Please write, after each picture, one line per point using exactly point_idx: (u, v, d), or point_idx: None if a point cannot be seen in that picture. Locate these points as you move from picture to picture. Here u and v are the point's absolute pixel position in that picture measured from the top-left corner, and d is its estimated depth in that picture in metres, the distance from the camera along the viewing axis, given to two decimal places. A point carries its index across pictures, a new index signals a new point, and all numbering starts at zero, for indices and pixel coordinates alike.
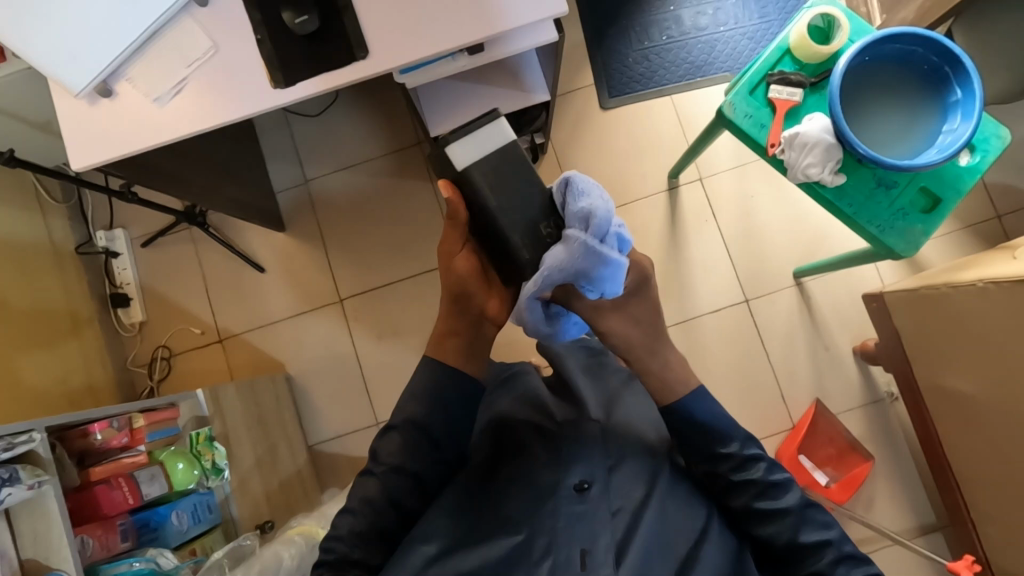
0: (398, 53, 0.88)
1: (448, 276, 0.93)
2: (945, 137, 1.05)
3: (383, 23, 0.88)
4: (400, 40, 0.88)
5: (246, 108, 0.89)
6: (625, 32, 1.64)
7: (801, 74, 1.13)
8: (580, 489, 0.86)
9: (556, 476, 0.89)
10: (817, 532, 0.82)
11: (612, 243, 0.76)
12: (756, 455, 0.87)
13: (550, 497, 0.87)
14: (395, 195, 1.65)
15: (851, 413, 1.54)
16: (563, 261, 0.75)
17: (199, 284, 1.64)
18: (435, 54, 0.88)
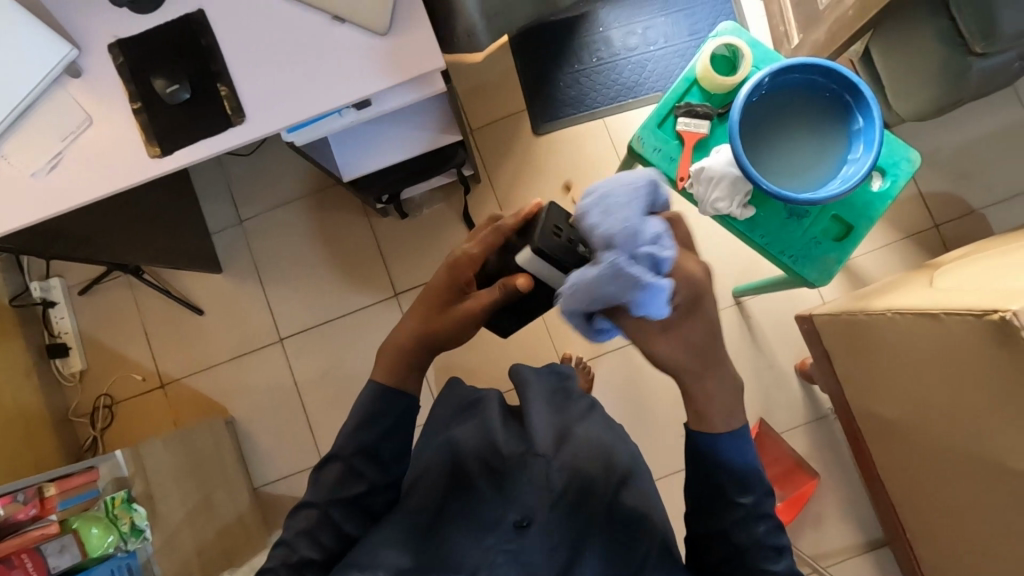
0: (276, 117, 0.87)
1: (454, 321, 0.86)
2: (850, 167, 1.03)
3: (259, 87, 0.87)
4: (278, 104, 0.87)
5: (127, 177, 0.87)
6: (555, 56, 1.62)
7: (708, 106, 1.11)
8: (519, 527, 0.87)
9: (498, 511, 0.90)
10: None
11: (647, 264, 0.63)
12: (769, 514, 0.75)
13: (491, 531, 0.88)
14: (330, 231, 1.64)
15: (797, 431, 1.53)
16: (588, 283, 0.65)
17: (139, 329, 1.64)
18: (313, 116, 0.87)
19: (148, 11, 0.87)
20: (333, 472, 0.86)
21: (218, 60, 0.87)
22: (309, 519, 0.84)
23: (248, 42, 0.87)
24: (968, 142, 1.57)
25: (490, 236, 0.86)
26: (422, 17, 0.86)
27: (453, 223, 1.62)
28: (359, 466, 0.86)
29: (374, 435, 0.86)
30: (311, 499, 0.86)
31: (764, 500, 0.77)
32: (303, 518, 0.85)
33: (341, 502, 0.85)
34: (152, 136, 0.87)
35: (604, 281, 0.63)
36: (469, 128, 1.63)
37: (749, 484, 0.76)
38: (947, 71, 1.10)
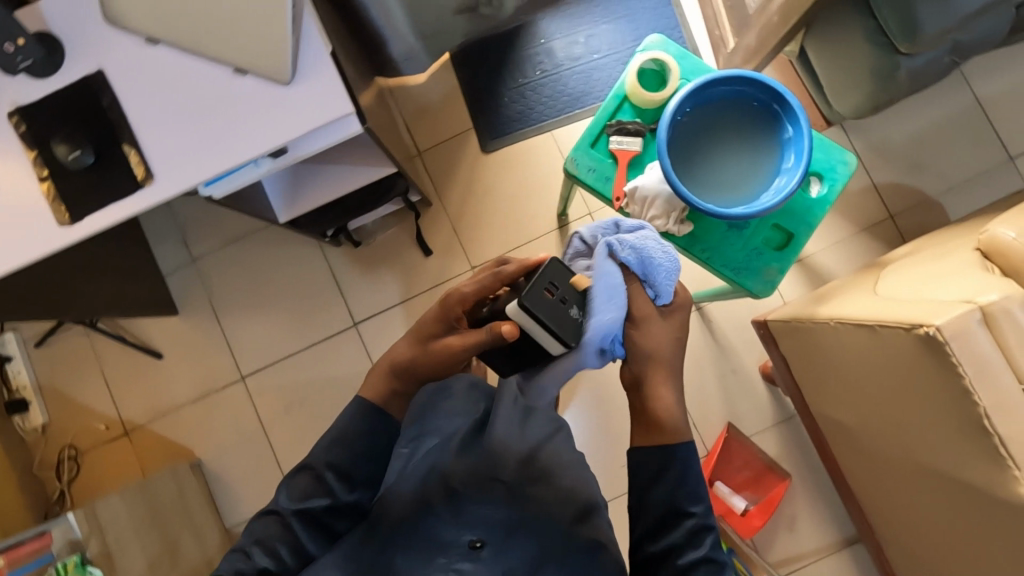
0: (185, 176, 0.85)
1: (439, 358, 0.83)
2: (782, 176, 1.01)
3: (165, 146, 0.85)
4: (185, 161, 0.85)
5: (38, 247, 0.85)
6: (498, 71, 1.60)
7: (640, 123, 1.10)
8: (472, 548, 0.87)
9: (453, 531, 0.89)
10: None
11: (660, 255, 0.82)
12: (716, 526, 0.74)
13: (444, 550, 0.87)
14: (284, 265, 1.62)
15: (766, 433, 1.52)
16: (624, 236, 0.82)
17: (99, 378, 1.62)
18: (221, 172, 0.85)
19: (50, 74, 0.86)
20: (306, 483, 0.83)
21: (122, 122, 0.85)
22: (270, 532, 0.81)
23: (152, 100, 0.85)
24: (917, 130, 1.56)
25: (488, 279, 0.81)
26: (327, 63, 0.85)
27: (408, 248, 1.60)
28: (328, 483, 0.82)
29: (348, 453, 0.83)
30: (275, 506, 0.83)
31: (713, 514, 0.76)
32: (264, 527, 0.82)
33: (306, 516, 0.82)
34: (59, 203, 0.85)
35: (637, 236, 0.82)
36: (417, 150, 1.61)
37: (699, 493, 0.76)
38: (878, 71, 1.09)
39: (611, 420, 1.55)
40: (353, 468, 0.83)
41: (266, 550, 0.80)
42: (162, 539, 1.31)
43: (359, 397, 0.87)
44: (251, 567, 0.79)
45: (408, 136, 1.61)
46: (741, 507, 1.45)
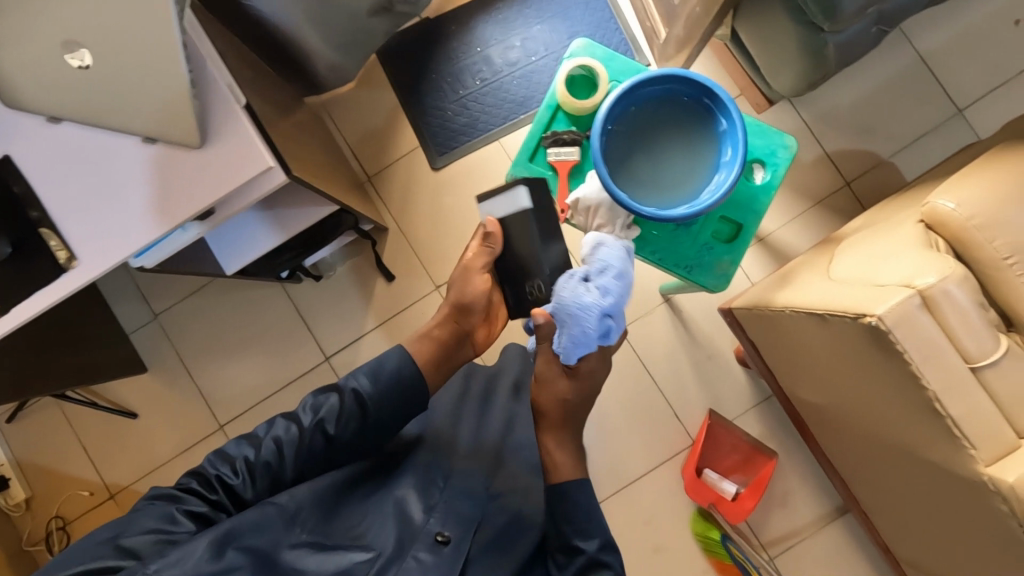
0: (107, 254, 0.83)
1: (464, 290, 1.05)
2: (721, 170, 1.00)
3: (84, 227, 0.83)
4: (105, 237, 0.83)
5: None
6: (437, 87, 1.58)
7: (575, 131, 1.08)
8: (437, 542, 0.89)
9: (421, 518, 0.92)
10: None
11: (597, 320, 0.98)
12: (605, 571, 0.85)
13: (412, 534, 0.90)
14: (247, 308, 1.60)
15: (748, 415, 1.53)
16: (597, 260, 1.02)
17: (77, 445, 1.60)
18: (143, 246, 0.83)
19: None
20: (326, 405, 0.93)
21: (36, 204, 0.83)
22: (283, 431, 0.91)
23: (63, 180, 0.83)
24: (863, 94, 1.55)
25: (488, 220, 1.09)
26: (237, 121, 0.83)
27: (371, 276, 1.59)
28: (346, 407, 0.93)
29: (373, 390, 0.94)
30: (295, 412, 0.93)
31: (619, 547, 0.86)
32: (277, 429, 0.91)
33: (314, 440, 0.91)
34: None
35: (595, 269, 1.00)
36: (366, 175, 1.59)
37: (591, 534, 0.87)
38: (807, 50, 1.07)
39: (594, 423, 1.54)
40: (366, 406, 0.93)
41: (271, 450, 0.90)
42: None
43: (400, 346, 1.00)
44: (257, 459, 0.89)
45: (356, 163, 1.59)
46: (732, 490, 1.45)
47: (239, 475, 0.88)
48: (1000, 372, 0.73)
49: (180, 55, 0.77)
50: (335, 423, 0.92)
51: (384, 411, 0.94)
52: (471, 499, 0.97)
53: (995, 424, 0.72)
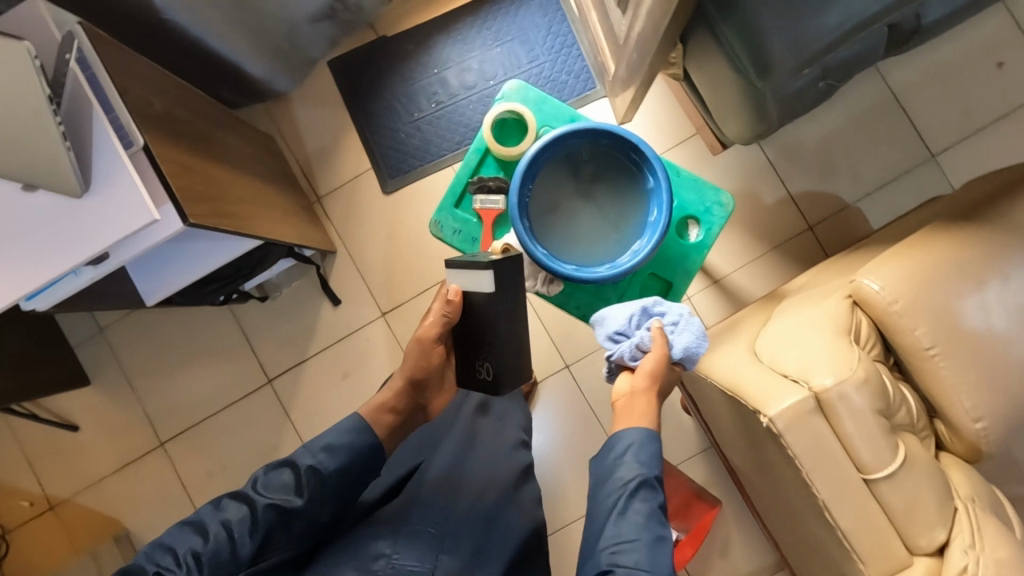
0: None
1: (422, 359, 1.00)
2: (646, 232, 0.95)
3: None
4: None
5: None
6: (392, 108, 1.54)
7: (501, 178, 1.04)
8: None
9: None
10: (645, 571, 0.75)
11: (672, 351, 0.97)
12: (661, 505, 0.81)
13: None
14: (192, 325, 1.58)
15: (693, 461, 1.49)
16: None
17: (18, 456, 1.60)
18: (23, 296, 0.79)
19: None
20: (278, 486, 0.89)
21: None
22: (233, 514, 0.85)
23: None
24: (832, 133, 1.48)
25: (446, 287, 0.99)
26: (123, 170, 0.79)
27: (316, 300, 1.56)
28: (301, 485, 0.88)
29: (337, 460, 0.91)
30: (246, 492, 0.88)
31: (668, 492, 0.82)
32: (228, 515, 0.85)
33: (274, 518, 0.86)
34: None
35: None
36: (316, 196, 1.55)
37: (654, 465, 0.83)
38: (749, 103, 1.02)
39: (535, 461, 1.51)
40: (325, 480, 0.90)
41: (221, 538, 0.84)
42: None
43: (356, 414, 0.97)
44: (206, 550, 0.82)
45: (306, 183, 1.55)
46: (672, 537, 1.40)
47: (184, 567, 0.81)
48: (896, 484, 0.68)
49: (49, 106, 0.74)
50: (297, 500, 0.88)
51: (345, 482, 0.92)
52: (418, 547, 0.92)
53: (886, 540, 0.68)
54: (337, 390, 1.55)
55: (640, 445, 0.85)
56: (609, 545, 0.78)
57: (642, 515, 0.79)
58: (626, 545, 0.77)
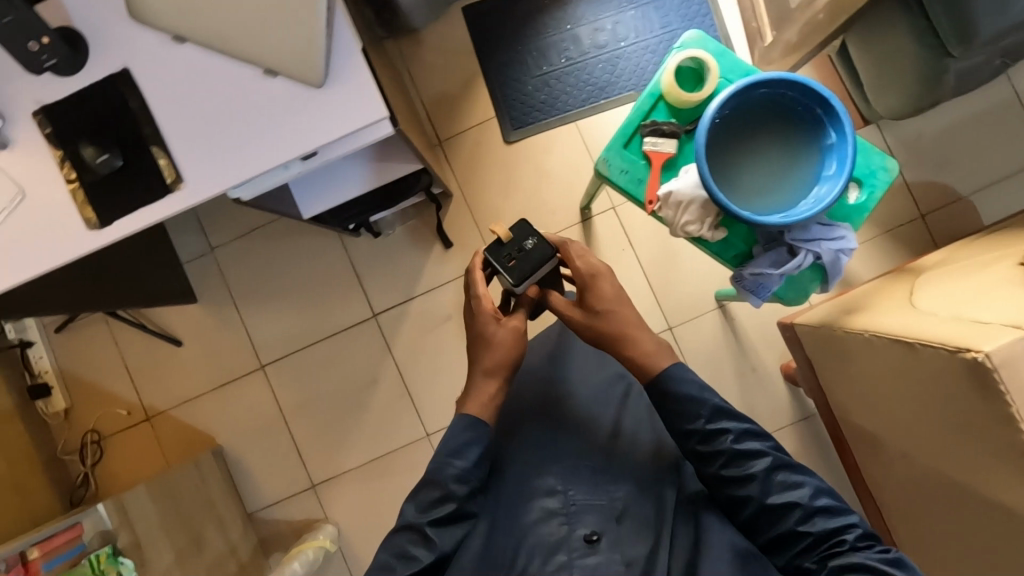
0: (219, 177, 0.83)
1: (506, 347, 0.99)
2: (822, 185, 0.98)
3: (194, 148, 0.83)
4: (211, 163, 0.83)
5: (68, 250, 0.83)
6: (522, 59, 1.56)
7: (675, 123, 1.07)
8: (590, 542, 0.93)
9: (566, 527, 0.95)
10: (786, 494, 0.87)
11: (828, 257, 1.01)
12: (722, 427, 0.91)
13: (561, 546, 0.93)
14: (302, 253, 1.61)
15: (783, 432, 1.52)
16: (806, 233, 1.01)
17: (119, 365, 1.62)
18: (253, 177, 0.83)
19: (74, 74, 0.83)
20: (435, 500, 0.91)
21: (148, 123, 0.83)
22: (409, 545, 0.89)
23: (177, 101, 0.83)
24: (953, 127, 1.51)
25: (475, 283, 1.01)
26: (360, 66, 0.82)
27: (429, 240, 1.59)
28: (453, 493, 0.92)
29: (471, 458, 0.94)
30: (410, 522, 0.90)
31: (718, 416, 0.92)
32: (413, 551, 0.88)
33: (447, 531, 0.92)
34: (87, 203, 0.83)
35: (814, 231, 1.01)
36: (438, 139, 1.58)
37: (693, 405, 0.92)
38: (924, 75, 1.05)
39: None
40: (469, 477, 0.94)
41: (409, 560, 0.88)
42: (186, 527, 1.34)
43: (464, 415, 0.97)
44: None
45: (430, 125, 1.58)
46: None
47: None
48: None
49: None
50: (454, 507, 0.92)
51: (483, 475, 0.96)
52: (588, 484, 1.00)
53: None
54: (441, 331, 1.58)
55: (691, 404, 0.92)
56: (747, 500, 0.88)
57: (746, 460, 0.89)
58: (757, 494, 0.88)
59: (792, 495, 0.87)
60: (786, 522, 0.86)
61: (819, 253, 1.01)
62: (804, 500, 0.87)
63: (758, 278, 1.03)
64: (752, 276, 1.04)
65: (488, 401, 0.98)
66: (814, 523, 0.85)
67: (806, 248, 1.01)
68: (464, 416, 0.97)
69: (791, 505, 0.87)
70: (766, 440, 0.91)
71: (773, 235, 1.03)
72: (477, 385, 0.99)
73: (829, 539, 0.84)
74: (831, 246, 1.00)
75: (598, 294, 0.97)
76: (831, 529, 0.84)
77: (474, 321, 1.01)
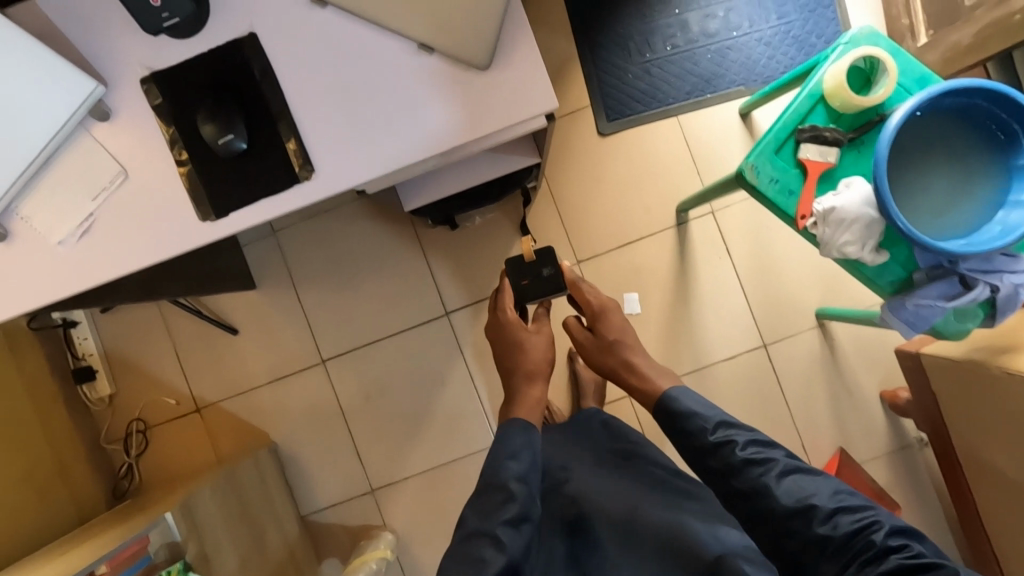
0: (357, 166, 0.72)
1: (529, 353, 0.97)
2: (1009, 211, 0.88)
3: (328, 131, 0.72)
4: (349, 149, 0.72)
5: (183, 242, 0.73)
6: (624, 43, 1.42)
7: (837, 130, 0.95)
8: None
9: None
10: (800, 495, 0.74)
11: (1005, 295, 0.91)
12: (728, 436, 0.81)
13: None
14: (373, 242, 1.49)
15: (877, 461, 1.43)
16: (985, 267, 0.90)
17: (169, 350, 1.51)
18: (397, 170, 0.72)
19: (193, 36, 0.72)
20: (499, 503, 0.82)
21: (277, 98, 0.71)
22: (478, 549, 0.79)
23: (314, 74, 0.71)
24: None
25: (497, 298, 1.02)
26: (531, 47, 0.71)
27: (509, 236, 1.47)
28: (515, 495, 0.82)
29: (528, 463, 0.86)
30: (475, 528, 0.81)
31: (726, 428, 0.83)
32: (482, 553, 0.78)
33: (517, 534, 0.80)
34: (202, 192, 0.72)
35: (992, 265, 0.90)
36: None
37: (698, 419, 0.85)
38: None
39: None
40: (531, 481, 0.85)
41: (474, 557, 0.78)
42: (249, 530, 1.25)
43: (517, 419, 0.92)
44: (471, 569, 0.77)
45: None
46: None
47: None
48: None
49: None
50: (520, 508, 0.81)
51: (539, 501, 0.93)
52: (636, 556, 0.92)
53: None
54: None
55: (693, 420, 0.85)
56: (763, 513, 0.76)
57: (757, 469, 0.78)
58: (772, 500, 0.75)
59: (809, 497, 0.74)
60: (807, 530, 0.72)
61: (994, 289, 0.91)
62: (820, 501, 0.73)
63: (922, 308, 0.92)
64: (914, 306, 0.93)
65: (537, 402, 0.95)
66: (836, 523, 0.71)
67: (983, 282, 0.90)
68: (514, 418, 0.92)
69: (808, 507, 0.73)
70: (781, 447, 0.80)
71: (941, 263, 0.92)
72: (522, 388, 0.96)
73: (857, 544, 0.69)
74: (1010, 283, 0.90)
75: (607, 325, 1.00)
76: (856, 531, 0.70)
77: (503, 335, 1.01)
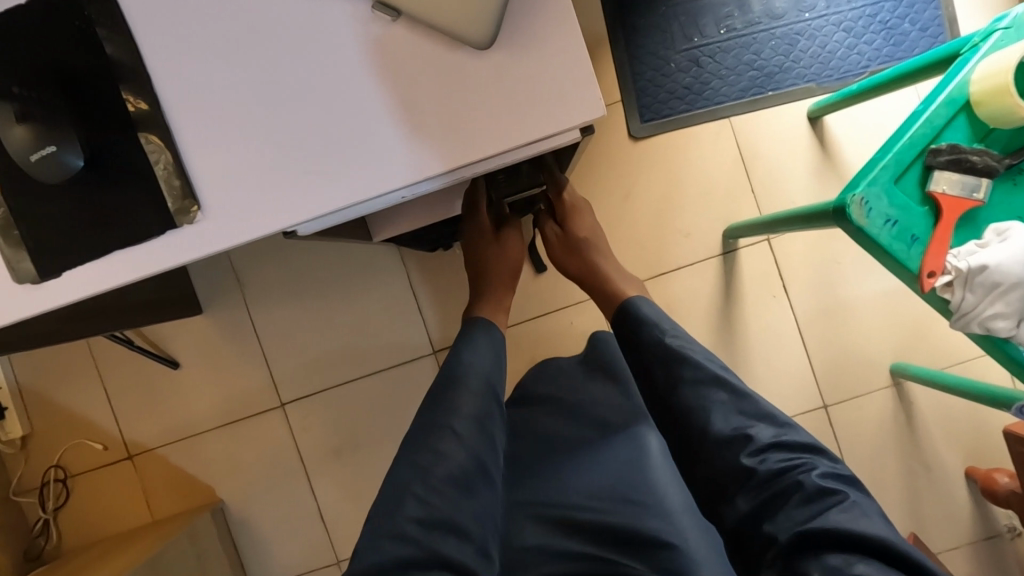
0: (313, 185, 0.52)
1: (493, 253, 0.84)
2: None
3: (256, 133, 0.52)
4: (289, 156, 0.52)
5: (45, 300, 0.54)
6: (666, 23, 1.13)
7: (988, 152, 0.68)
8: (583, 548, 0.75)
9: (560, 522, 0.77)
10: (737, 423, 0.64)
11: None
12: (679, 343, 0.71)
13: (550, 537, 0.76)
14: (347, 261, 1.22)
15: (957, 553, 1.16)
16: None
17: (96, 384, 1.24)
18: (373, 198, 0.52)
19: None
20: (456, 397, 0.68)
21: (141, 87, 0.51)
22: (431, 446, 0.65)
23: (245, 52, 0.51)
24: None
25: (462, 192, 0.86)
26: (572, 31, 0.50)
27: None
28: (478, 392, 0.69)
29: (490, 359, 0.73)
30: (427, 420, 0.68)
31: (679, 337, 0.73)
32: (439, 445, 0.65)
33: (479, 428, 0.67)
34: (87, 227, 0.53)
35: None
36: None
37: (649, 326, 0.75)
38: None
39: None
40: (496, 382, 0.72)
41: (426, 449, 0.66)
42: None
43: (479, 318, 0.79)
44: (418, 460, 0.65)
45: None
46: None
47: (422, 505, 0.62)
48: None
49: None
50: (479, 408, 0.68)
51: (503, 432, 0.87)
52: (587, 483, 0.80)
53: None
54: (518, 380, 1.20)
55: (647, 326, 0.75)
56: (689, 433, 0.66)
57: (700, 387, 0.67)
58: (705, 418, 0.65)
59: (748, 429, 0.63)
60: (730, 461, 0.62)
61: None
62: (759, 434, 0.62)
63: None
64: None
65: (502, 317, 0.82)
66: (764, 458, 0.60)
67: None
68: (476, 317, 0.80)
69: (743, 437, 0.62)
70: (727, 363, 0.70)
71: None
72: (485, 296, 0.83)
73: (780, 484, 0.58)
74: None
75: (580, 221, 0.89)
76: (782, 469, 0.59)
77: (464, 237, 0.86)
